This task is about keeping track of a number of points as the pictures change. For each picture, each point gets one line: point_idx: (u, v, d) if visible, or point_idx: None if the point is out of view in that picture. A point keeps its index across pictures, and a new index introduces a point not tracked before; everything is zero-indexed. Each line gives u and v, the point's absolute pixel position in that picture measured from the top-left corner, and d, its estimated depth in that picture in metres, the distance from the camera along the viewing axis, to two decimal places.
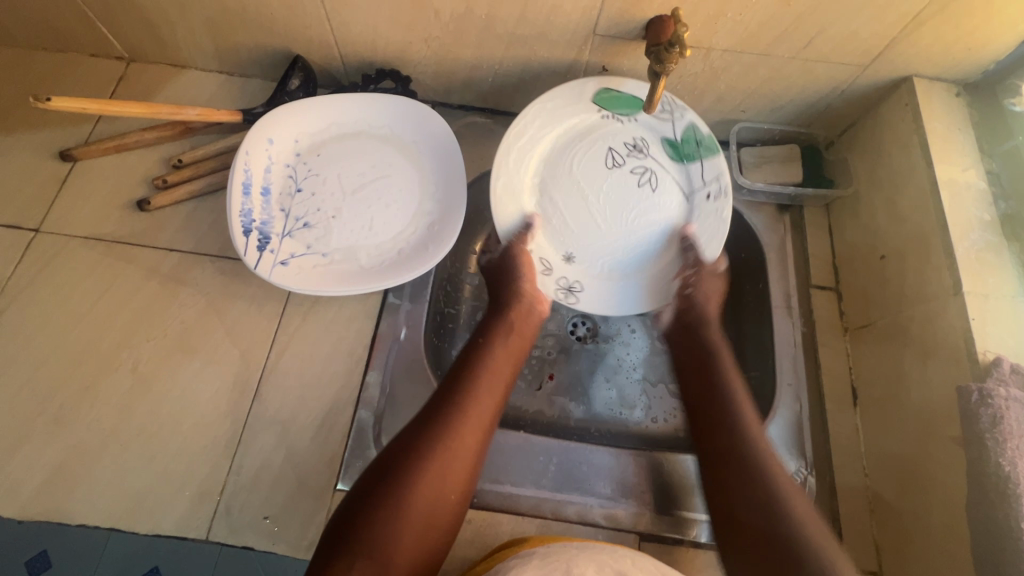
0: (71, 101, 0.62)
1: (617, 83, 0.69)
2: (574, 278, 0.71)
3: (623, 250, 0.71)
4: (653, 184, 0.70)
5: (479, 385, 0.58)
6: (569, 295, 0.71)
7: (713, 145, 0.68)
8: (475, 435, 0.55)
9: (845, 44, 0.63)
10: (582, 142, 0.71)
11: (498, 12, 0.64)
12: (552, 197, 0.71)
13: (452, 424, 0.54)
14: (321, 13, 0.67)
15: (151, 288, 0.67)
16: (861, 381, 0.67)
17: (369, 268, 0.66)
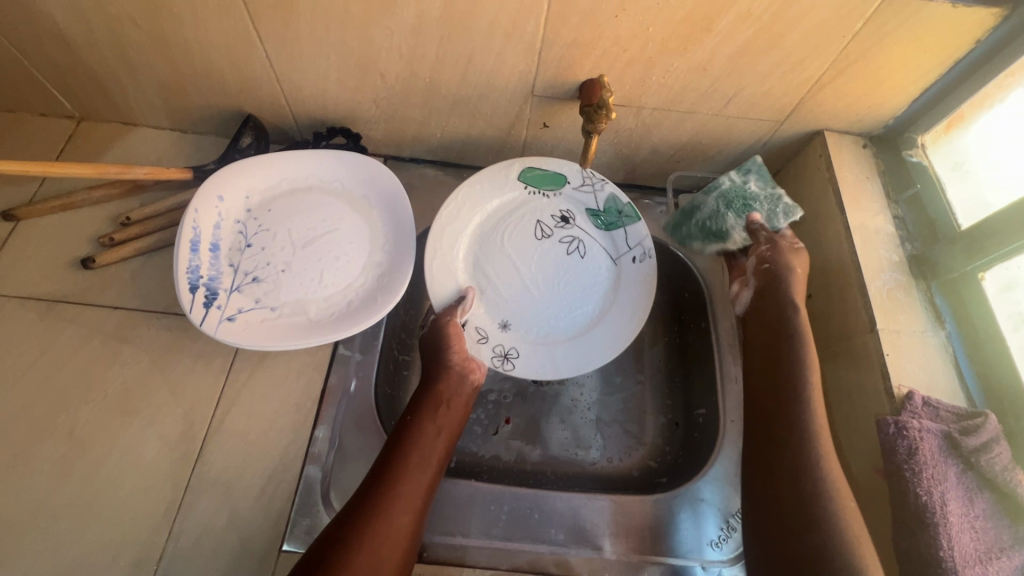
0: (14, 163, 0.62)
1: (541, 162, 0.75)
2: (510, 345, 0.72)
3: (557, 316, 0.73)
4: (581, 251, 0.76)
5: (411, 464, 0.58)
6: (505, 362, 0.71)
7: (633, 213, 0.76)
8: (407, 517, 0.55)
9: (760, 103, 0.69)
10: (511, 219, 0.76)
11: (441, 75, 0.68)
12: (485, 269, 0.74)
13: (381, 511, 0.54)
14: (272, 76, 0.70)
15: (92, 348, 0.65)
16: None
17: (318, 320, 0.66)
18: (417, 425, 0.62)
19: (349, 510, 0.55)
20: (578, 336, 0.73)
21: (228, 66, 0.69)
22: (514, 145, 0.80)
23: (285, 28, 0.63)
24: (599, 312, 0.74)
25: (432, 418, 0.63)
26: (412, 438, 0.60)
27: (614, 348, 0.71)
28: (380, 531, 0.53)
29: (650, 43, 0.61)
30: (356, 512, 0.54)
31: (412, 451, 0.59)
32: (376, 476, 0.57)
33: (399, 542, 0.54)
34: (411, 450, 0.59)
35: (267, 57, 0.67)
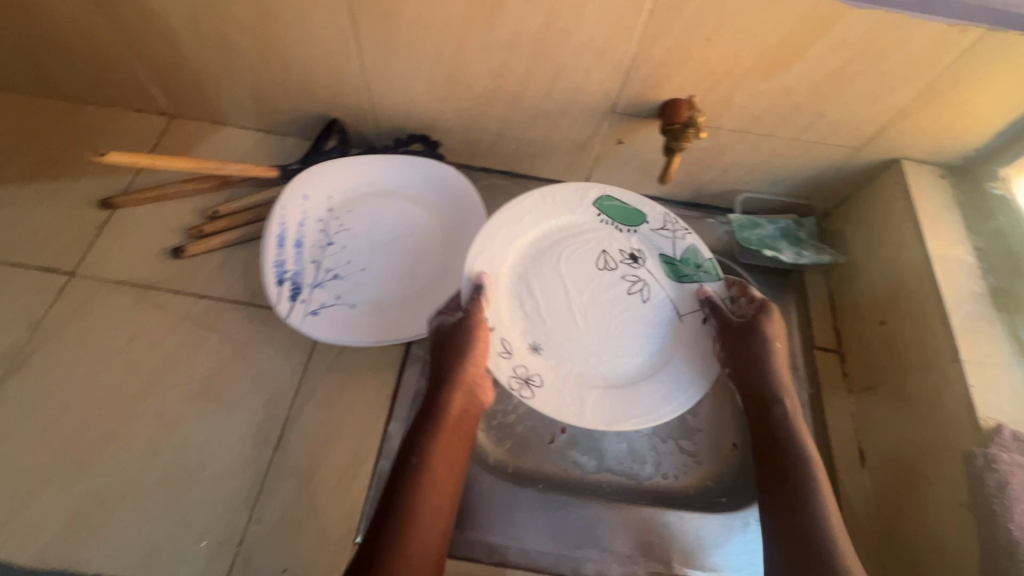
0: (125, 156, 0.66)
1: (619, 193, 0.73)
2: (534, 370, 0.65)
3: (598, 356, 0.67)
4: (643, 295, 0.70)
5: (422, 498, 0.55)
6: (524, 388, 0.64)
7: (712, 270, 0.71)
8: (422, 554, 0.53)
9: (840, 130, 0.69)
10: (570, 243, 0.72)
11: (526, 89, 0.70)
12: (531, 287, 0.69)
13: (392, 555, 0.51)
14: (362, 83, 0.73)
15: (180, 334, 0.68)
16: (867, 441, 0.69)
17: (396, 321, 0.69)
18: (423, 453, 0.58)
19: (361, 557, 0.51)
20: (621, 387, 0.66)
21: (323, 72, 0.73)
22: (586, 159, 0.81)
23: (385, 38, 0.66)
24: (650, 369, 0.67)
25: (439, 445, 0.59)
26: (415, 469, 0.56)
27: (662, 414, 0.64)
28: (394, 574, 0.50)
29: (738, 67, 0.63)
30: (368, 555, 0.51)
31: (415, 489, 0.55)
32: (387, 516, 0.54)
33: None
34: (424, 479, 0.56)
35: (361, 65, 0.71)
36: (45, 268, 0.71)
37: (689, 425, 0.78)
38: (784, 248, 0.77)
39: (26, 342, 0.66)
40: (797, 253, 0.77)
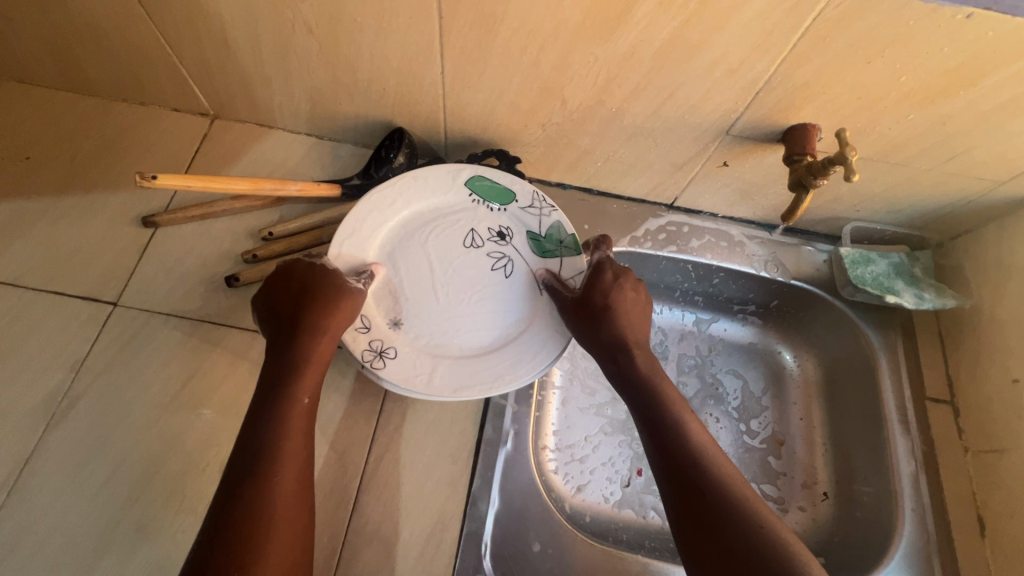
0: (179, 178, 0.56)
1: (492, 172, 0.68)
2: (390, 343, 0.60)
3: (459, 329, 0.62)
4: (507, 272, 0.66)
5: (284, 447, 0.48)
6: (377, 360, 0.59)
7: (575, 246, 0.66)
8: (288, 525, 0.46)
9: (988, 163, 0.61)
10: (444, 219, 0.67)
11: (631, 107, 0.61)
12: (398, 263, 0.64)
13: (256, 512, 0.45)
14: (438, 92, 0.64)
15: (239, 376, 0.62)
16: (989, 511, 0.63)
17: (466, 362, 0.60)
18: (274, 398, 0.50)
19: (224, 492, 0.46)
20: (472, 357, 0.61)
21: (395, 77, 0.63)
22: (679, 181, 0.73)
23: (476, 45, 0.57)
24: (484, 338, 0.62)
25: (303, 377, 0.52)
26: (287, 414, 0.50)
27: (507, 382, 0.59)
28: (267, 546, 0.44)
29: (893, 93, 0.54)
30: (226, 500, 0.45)
31: (263, 423, 0.49)
32: (249, 454, 0.47)
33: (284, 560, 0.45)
34: (284, 438, 0.49)
35: (441, 72, 0.61)
36: (86, 297, 0.64)
37: (774, 469, 0.75)
38: (904, 291, 0.71)
39: (70, 385, 0.60)
40: (916, 296, 0.71)
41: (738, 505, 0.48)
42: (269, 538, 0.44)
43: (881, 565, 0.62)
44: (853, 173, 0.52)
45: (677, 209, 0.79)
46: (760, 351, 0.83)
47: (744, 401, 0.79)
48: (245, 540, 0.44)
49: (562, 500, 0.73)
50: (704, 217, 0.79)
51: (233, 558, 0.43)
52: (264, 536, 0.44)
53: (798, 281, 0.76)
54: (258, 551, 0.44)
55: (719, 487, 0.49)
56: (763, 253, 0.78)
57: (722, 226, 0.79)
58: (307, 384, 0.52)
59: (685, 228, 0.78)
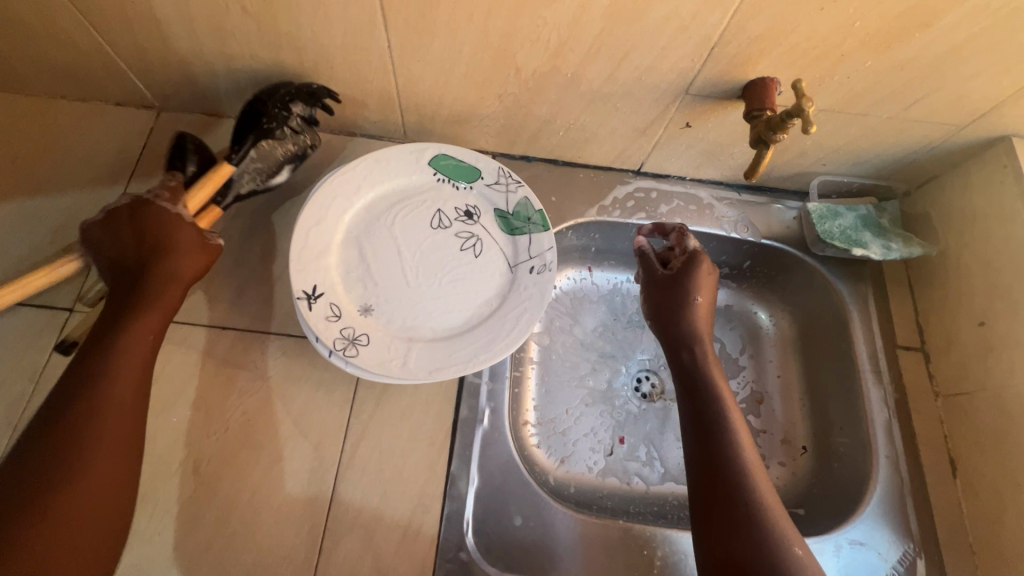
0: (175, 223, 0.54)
1: (457, 151, 0.67)
2: (361, 330, 0.58)
3: (431, 310, 0.61)
4: (476, 250, 0.64)
5: (106, 382, 0.49)
6: (350, 348, 0.57)
7: (543, 221, 0.65)
8: (102, 460, 0.46)
9: (948, 107, 0.60)
10: (409, 200, 0.66)
11: (586, 71, 0.59)
12: (365, 248, 0.63)
13: (58, 439, 0.46)
14: (388, 67, 0.62)
15: (206, 374, 0.61)
16: (960, 452, 0.64)
17: (439, 342, 0.59)
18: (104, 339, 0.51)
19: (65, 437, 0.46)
20: (445, 338, 0.60)
21: (341, 55, 0.61)
22: (643, 146, 0.72)
23: (420, 15, 0.55)
24: (457, 318, 0.61)
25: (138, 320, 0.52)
26: (126, 350, 0.51)
27: (481, 360, 0.58)
28: (71, 477, 0.45)
29: (848, 40, 0.53)
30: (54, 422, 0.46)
31: (96, 356, 0.50)
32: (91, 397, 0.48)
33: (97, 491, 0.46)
34: (107, 371, 0.49)
35: (389, 47, 0.59)
36: (39, 305, 0.62)
37: (754, 427, 0.76)
38: (870, 243, 0.70)
39: (31, 395, 0.58)
40: (884, 247, 0.70)
41: (756, 502, 0.53)
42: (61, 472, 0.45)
43: (858, 511, 0.63)
44: (809, 122, 0.51)
45: (645, 174, 0.78)
46: (736, 312, 0.83)
47: (721, 363, 0.80)
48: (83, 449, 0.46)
49: (546, 474, 0.73)
50: (672, 181, 0.78)
51: (67, 481, 0.45)
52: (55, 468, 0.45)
53: (769, 240, 0.76)
54: (73, 478, 0.45)
55: (743, 483, 0.54)
56: (732, 215, 0.77)
57: (690, 189, 0.78)
58: (148, 324, 0.53)
59: (653, 194, 0.77)
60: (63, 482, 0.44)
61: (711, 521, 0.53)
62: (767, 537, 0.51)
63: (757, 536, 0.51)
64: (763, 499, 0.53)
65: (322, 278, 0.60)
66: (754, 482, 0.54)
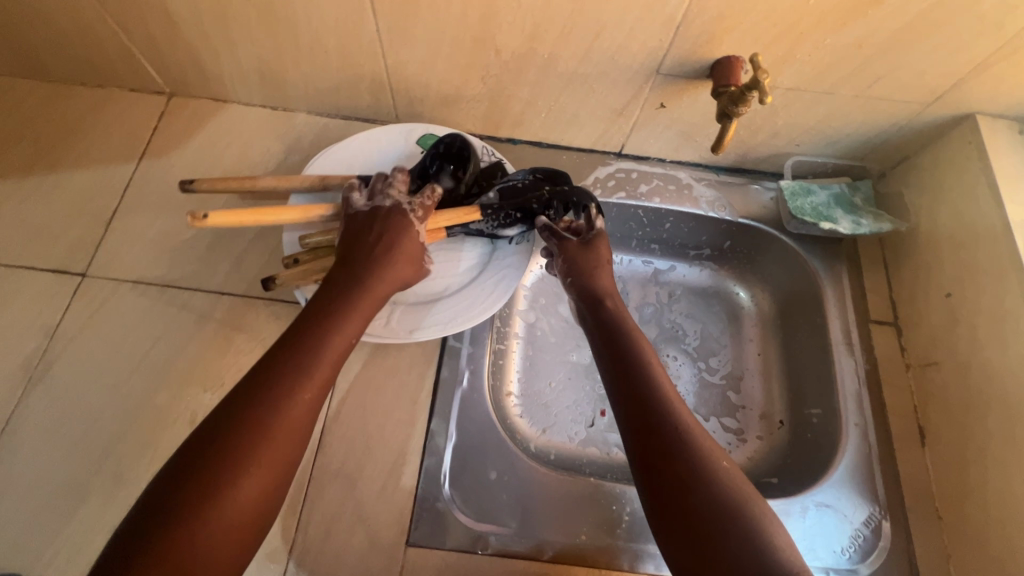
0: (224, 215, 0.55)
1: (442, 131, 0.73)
2: None
3: None
4: None
5: (304, 386, 0.47)
6: None
7: None
8: (282, 462, 0.44)
9: (911, 84, 0.63)
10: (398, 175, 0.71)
11: (562, 52, 0.63)
12: None
13: (253, 443, 0.43)
14: (378, 51, 0.67)
15: (205, 335, 0.65)
16: (928, 420, 0.66)
17: (420, 306, 0.63)
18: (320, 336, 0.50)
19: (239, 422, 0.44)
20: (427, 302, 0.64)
21: (335, 39, 0.66)
22: (622, 127, 0.75)
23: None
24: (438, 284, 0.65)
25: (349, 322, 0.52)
26: (316, 361, 0.48)
27: (460, 322, 0.62)
28: (248, 476, 0.42)
29: (805, 18, 0.56)
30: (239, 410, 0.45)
31: (282, 370, 0.47)
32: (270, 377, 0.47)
33: (235, 520, 0.42)
34: (306, 375, 0.47)
35: (378, 30, 0.64)
36: (54, 270, 0.67)
37: (732, 403, 0.78)
38: (841, 218, 0.73)
39: (45, 349, 0.63)
40: (854, 223, 0.73)
41: (686, 445, 0.49)
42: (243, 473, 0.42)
43: (824, 477, 0.65)
44: (766, 94, 0.54)
45: (626, 156, 0.81)
46: (717, 292, 0.85)
47: (702, 341, 0.82)
48: (261, 434, 0.44)
49: (527, 442, 0.76)
50: (652, 163, 0.81)
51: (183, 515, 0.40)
52: (243, 469, 0.42)
53: (746, 219, 0.79)
54: (241, 477, 0.42)
55: (682, 431, 0.50)
56: (710, 195, 0.80)
57: (669, 170, 0.81)
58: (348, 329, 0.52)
59: (633, 174, 0.80)
60: (242, 470, 0.42)
61: (659, 483, 0.48)
62: (718, 484, 0.47)
63: (707, 486, 0.47)
64: (706, 443, 0.49)
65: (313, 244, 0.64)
66: (693, 429, 0.50)
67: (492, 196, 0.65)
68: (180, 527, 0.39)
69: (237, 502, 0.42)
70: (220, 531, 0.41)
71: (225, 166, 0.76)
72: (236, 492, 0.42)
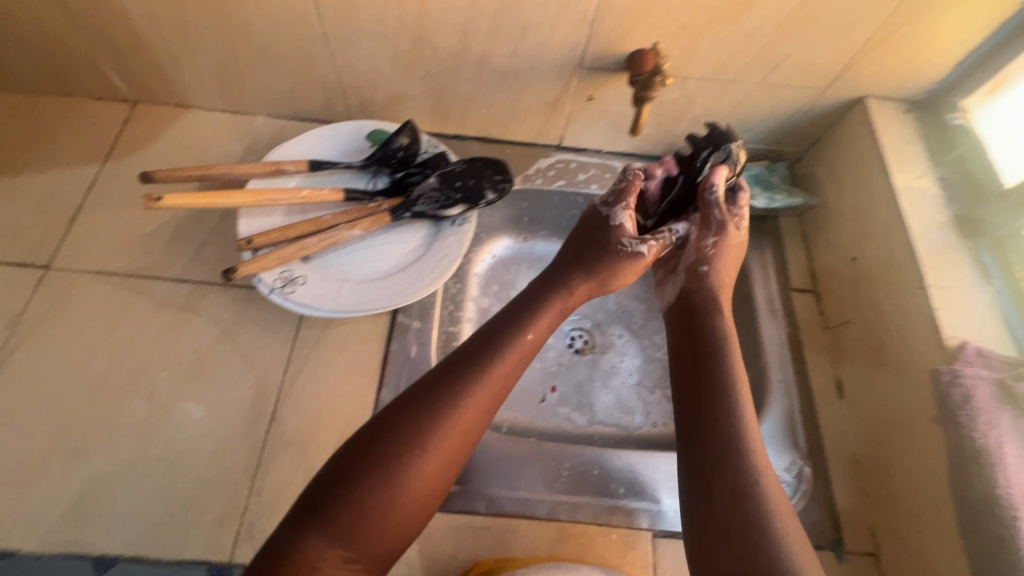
0: (181, 197, 0.60)
1: (390, 127, 0.78)
2: (298, 271, 0.66)
3: (361, 257, 0.69)
4: None
5: (472, 400, 0.52)
6: (288, 286, 0.65)
7: None
8: (451, 457, 0.50)
9: (804, 71, 0.70)
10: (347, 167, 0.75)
11: (492, 49, 0.70)
12: None
13: (433, 438, 0.49)
14: (327, 53, 0.73)
15: (165, 319, 0.68)
16: (844, 374, 0.71)
17: (367, 284, 0.67)
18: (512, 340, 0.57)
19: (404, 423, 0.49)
20: (373, 280, 0.68)
21: (285, 43, 0.71)
22: (558, 120, 0.81)
23: (346, 3, 0.65)
24: (386, 264, 0.69)
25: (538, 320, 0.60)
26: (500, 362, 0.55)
27: (404, 298, 0.66)
28: (416, 472, 0.48)
29: (700, 13, 0.63)
30: (409, 411, 0.50)
31: (470, 371, 0.53)
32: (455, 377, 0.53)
33: (412, 502, 0.47)
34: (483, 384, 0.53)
35: (324, 34, 0.70)
36: (19, 263, 0.70)
37: None
38: (756, 195, 0.80)
39: (8, 336, 0.66)
40: (768, 200, 0.79)
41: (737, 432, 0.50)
42: (418, 461, 0.48)
43: None
44: (668, 76, 0.65)
45: (565, 149, 0.87)
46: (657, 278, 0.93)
47: (645, 320, 0.91)
48: (434, 431, 0.49)
49: None
50: (589, 154, 0.87)
51: (365, 503, 0.46)
52: (417, 456, 0.48)
53: None
54: (415, 471, 0.48)
55: (738, 468, 0.48)
56: None
57: (606, 161, 0.87)
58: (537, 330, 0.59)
59: (572, 164, 0.87)
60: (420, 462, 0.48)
61: (701, 514, 0.47)
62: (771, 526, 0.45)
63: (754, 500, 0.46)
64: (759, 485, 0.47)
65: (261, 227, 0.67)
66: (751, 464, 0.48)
67: (434, 181, 0.71)
68: (363, 508, 0.46)
69: (409, 491, 0.47)
70: (391, 511, 0.46)
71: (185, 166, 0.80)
72: (408, 480, 0.47)
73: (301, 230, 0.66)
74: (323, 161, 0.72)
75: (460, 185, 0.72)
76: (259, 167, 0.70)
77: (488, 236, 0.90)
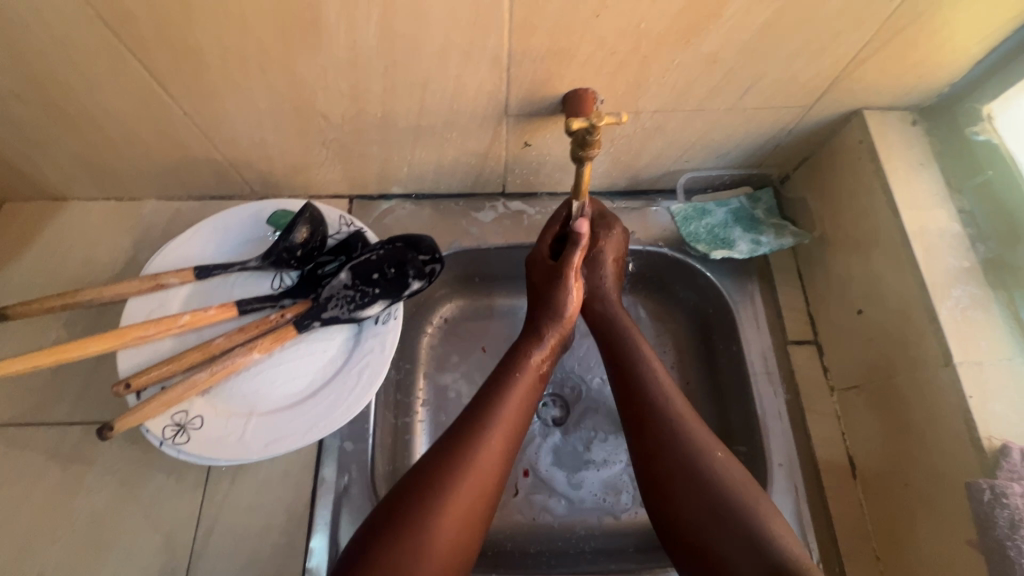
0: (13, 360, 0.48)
1: (295, 205, 0.66)
2: (194, 412, 0.55)
3: (272, 380, 0.58)
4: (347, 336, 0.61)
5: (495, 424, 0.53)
6: (181, 435, 0.53)
7: None
8: (482, 493, 0.49)
9: (782, 92, 0.56)
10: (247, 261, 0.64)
11: (393, 107, 0.56)
12: None
13: (457, 473, 0.48)
14: (197, 132, 0.59)
15: (52, 476, 0.58)
16: (857, 450, 0.59)
17: (279, 416, 0.56)
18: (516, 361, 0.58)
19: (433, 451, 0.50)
20: (287, 409, 0.57)
21: (145, 129, 0.58)
22: (494, 168, 0.68)
23: (198, 81, 0.52)
24: (305, 385, 0.58)
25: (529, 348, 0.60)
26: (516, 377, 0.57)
27: (323, 428, 0.55)
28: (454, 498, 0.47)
29: (642, 43, 0.49)
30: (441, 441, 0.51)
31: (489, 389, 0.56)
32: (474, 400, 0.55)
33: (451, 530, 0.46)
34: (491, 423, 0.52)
35: (185, 113, 0.57)
36: None
37: None
38: (738, 241, 0.67)
39: None
40: (753, 242, 0.68)
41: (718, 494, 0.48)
42: (451, 500, 0.47)
43: None
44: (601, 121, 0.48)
45: (513, 195, 0.74)
46: None
47: None
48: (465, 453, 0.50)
49: None
50: (543, 199, 0.74)
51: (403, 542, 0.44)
52: (452, 491, 0.47)
53: (653, 246, 0.70)
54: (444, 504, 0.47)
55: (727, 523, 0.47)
56: None
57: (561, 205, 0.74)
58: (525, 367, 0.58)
59: (522, 215, 0.74)
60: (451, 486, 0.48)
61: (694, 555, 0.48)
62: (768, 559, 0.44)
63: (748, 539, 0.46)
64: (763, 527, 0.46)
65: (144, 362, 0.56)
66: (702, 445, 0.51)
67: (344, 277, 0.60)
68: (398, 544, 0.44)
69: (438, 534, 0.46)
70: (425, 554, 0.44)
71: (66, 275, 0.68)
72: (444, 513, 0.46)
73: (191, 361, 0.54)
74: (212, 266, 0.60)
75: (378, 276, 0.61)
76: (134, 285, 0.56)
77: (433, 298, 0.77)
